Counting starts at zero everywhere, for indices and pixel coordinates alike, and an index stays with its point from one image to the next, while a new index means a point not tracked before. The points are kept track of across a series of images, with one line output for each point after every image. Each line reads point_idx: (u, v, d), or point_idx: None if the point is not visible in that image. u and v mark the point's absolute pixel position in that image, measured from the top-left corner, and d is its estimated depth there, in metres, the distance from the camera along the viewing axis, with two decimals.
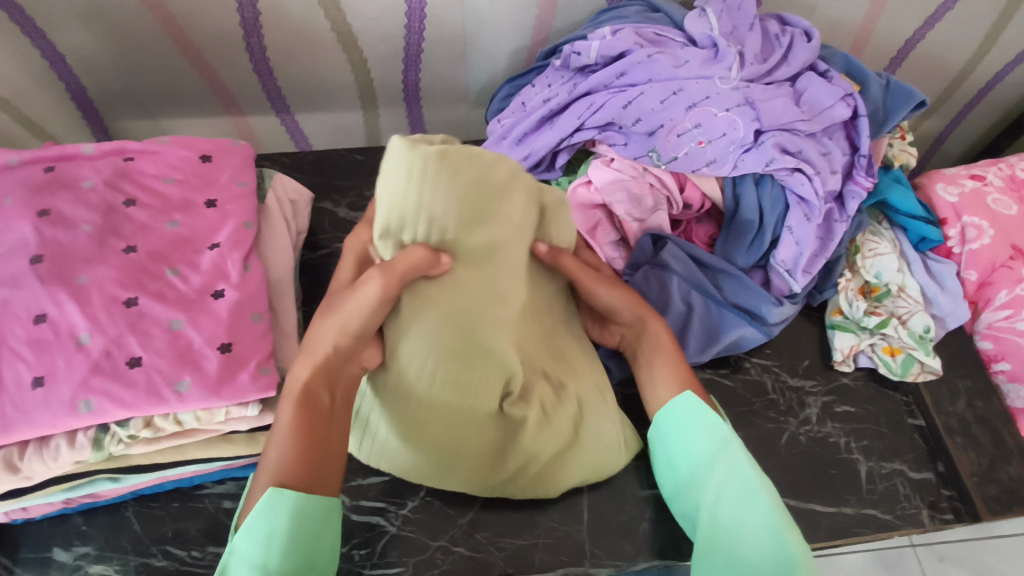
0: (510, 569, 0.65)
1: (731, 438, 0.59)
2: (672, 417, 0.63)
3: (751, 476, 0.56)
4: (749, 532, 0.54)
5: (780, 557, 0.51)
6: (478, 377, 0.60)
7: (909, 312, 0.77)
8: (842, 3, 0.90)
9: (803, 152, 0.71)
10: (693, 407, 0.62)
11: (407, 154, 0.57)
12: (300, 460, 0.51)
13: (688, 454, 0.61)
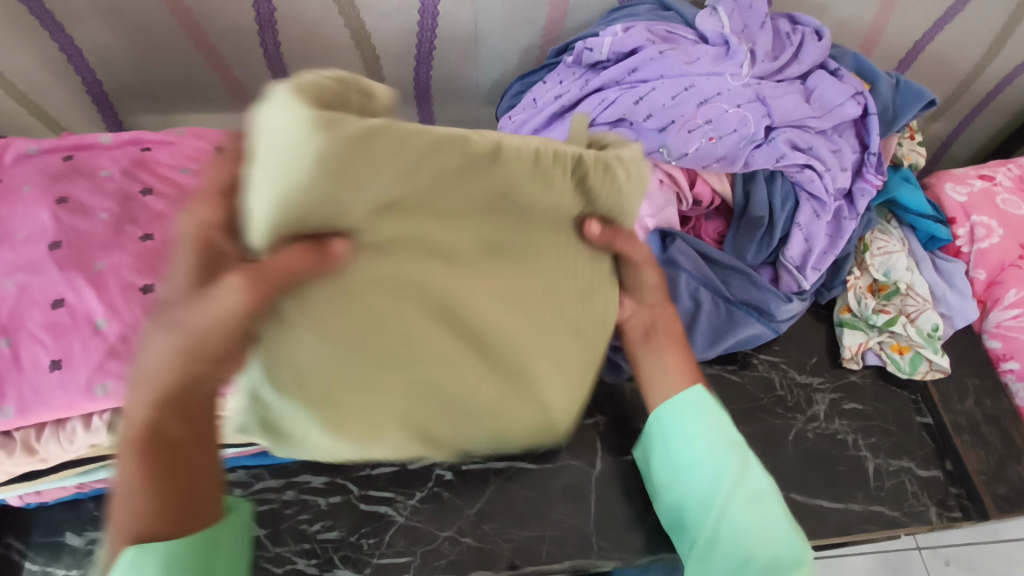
0: (517, 560, 0.66)
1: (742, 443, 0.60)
2: (679, 410, 0.62)
3: (763, 482, 0.58)
4: (758, 534, 0.56)
5: (792, 558, 0.55)
6: (400, 388, 0.49)
7: (918, 310, 0.78)
8: (851, 4, 0.91)
9: (814, 148, 0.73)
10: (701, 403, 0.61)
11: (279, 108, 0.36)
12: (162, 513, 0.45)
13: (692, 451, 0.60)
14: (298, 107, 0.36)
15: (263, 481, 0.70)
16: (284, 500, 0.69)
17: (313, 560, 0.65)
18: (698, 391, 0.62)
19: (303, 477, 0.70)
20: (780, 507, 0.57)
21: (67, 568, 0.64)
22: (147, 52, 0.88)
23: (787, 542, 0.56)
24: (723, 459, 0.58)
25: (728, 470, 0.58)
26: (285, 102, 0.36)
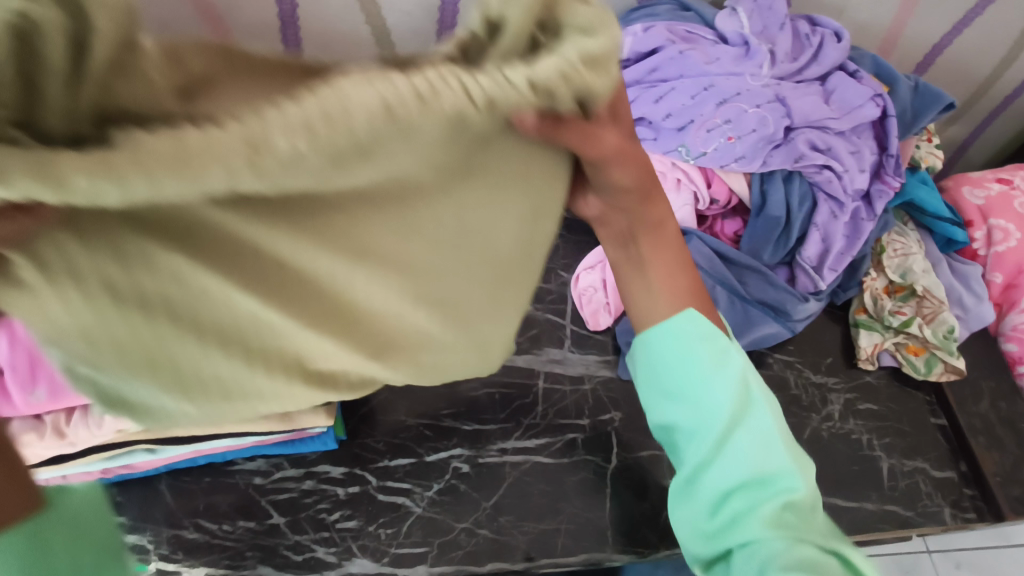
0: (534, 552, 0.67)
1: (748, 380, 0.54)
2: (676, 334, 0.54)
3: (769, 426, 0.53)
4: (761, 484, 0.50)
5: (789, 485, 0.50)
6: (240, 374, 0.39)
7: (934, 312, 0.78)
8: (870, 7, 0.91)
9: (832, 149, 0.74)
10: (702, 326, 0.54)
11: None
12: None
13: (691, 382, 0.53)
14: None
15: (283, 470, 0.71)
16: (303, 489, 0.70)
17: (332, 549, 0.66)
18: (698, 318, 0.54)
19: (322, 467, 0.71)
20: (779, 434, 0.52)
21: None
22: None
23: (786, 469, 0.51)
24: (722, 384, 0.53)
25: (727, 396, 0.52)
26: None
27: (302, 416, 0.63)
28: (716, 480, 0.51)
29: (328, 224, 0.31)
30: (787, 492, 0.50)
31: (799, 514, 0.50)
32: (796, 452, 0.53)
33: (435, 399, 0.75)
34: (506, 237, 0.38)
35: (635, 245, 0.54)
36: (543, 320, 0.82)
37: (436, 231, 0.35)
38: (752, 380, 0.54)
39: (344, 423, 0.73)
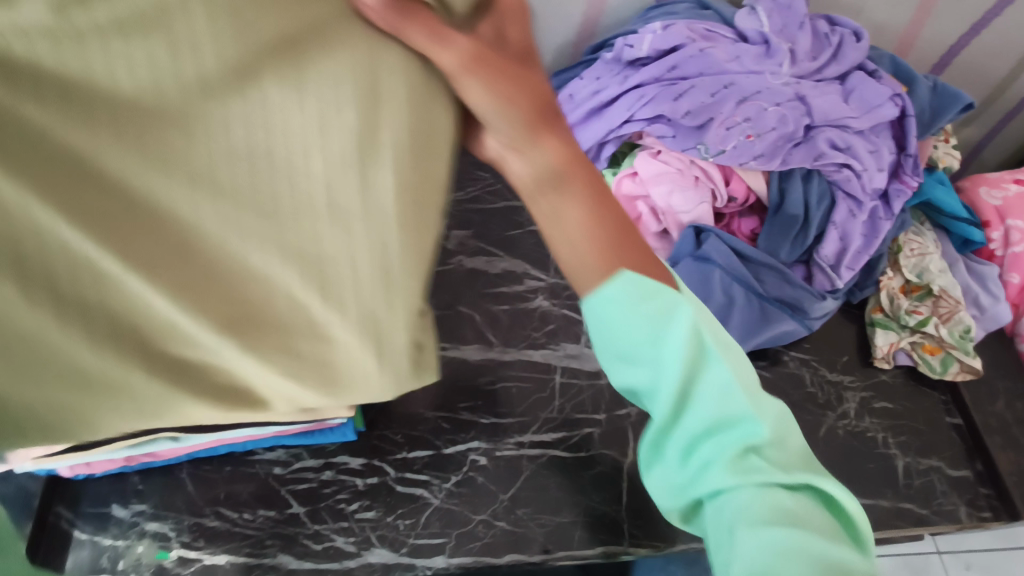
0: (551, 545, 0.67)
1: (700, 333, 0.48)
2: (617, 301, 0.46)
3: (728, 377, 0.48)
4: (730, 438, 0.48)
5: (756, 435, 0.48)
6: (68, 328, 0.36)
7: (950, 312, 0.78)
8: (888, 7, 0.92)
9: (852, 148, 0.74)
10: (644, 284, 0.47)
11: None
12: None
13: (644, 347, 0.48)
14: None
15: (303, 460, 0.71)
16: (322, 480, 0.70)
17: (351, 538, 0.67)
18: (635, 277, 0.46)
19: (341, 458, 0.72)
20: (738, 381, 0.49)
21: (115, 538, 0.66)
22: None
23: (748, 417, 0.48)
24: (674, 346, 0.47)
25: (680, 360, 0.47)
26: None
27: None
28: (678, 444, 0.49)
29: (151, 120, 0.32)
30: (755, 441, 0.48)
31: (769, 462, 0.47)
32: (756, 392, 0.50)
33: (452, 392, 0.76)
34: (372, 169, 0.36)
35: (543, 197, 0.45)
36: (558, 316, 0.83)
37: (285, 151, 0.35)
38: (705, 330, 0.49)
39: (363, 416, 0.73)
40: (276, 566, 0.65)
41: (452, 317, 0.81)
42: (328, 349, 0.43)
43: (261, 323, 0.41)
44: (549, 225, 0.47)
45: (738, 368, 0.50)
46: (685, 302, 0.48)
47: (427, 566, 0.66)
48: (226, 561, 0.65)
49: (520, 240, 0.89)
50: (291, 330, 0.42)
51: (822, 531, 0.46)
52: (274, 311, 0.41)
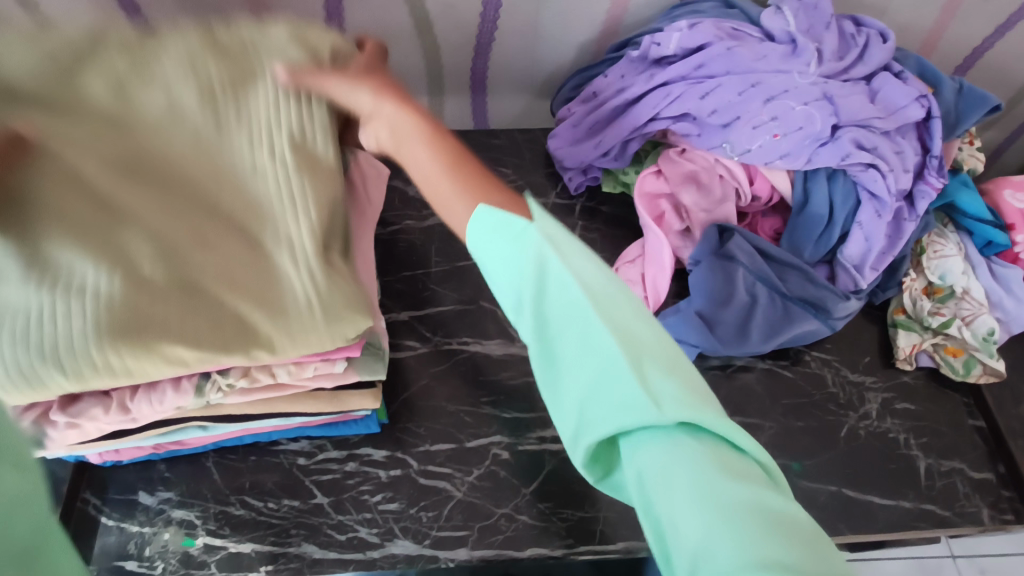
0: (573, 540, 0.68)
1: (550, 255, 0.47)
2: (481, 237, 0.51)
3: (580, 296, 0.46)
4: (596, 366, 0.46)
5: (621, 367, 0.44)
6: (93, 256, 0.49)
7: (973, 313, 0.78)
8: (912, 8, 0.92)
9: (878, 148, 0.73)
10: (498, 214, 0.51)
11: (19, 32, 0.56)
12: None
13: (510, 278, 0.50)
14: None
15: (326, 451, 0.72)
16: (346, 471, 0.71)
17: (374, 530, 0.67)
18: (488, 211, 0.51)
19: (365, 449, 0.72)
20: (593, 307, 0.46)
21: (141, 524, 0.67)
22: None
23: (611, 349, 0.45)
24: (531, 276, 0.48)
25: (533, 291, 0.48)
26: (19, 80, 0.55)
27: (353, 396, 0.64)
28: (565, 387, 0.48)
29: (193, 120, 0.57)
30: (626, 375, 0.44)
31: (645, 394, 0.43)
32: (623, 320, 0.46)
33: (474, 386, 0.76)
34: (306, 134, 0.58)
35: (392, 126, 0.60)
36: None
37: (258, 126, 0.57)
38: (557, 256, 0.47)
39: (386, 408, 0.74)
40: (301, 555, 0.66)
41: (474, 313, 0.81)
42: (254, 274, 0.53)
43: (201, 258, 0.52)
44: (406, 155, 0.59)
45: (605, 294, 0.47)
46: (534, 229, 0.48)
47: (450, 558, 0.66)
48: (251, 550, 0.66)
49: None
50: (226, 267, 0.53)
51: (722, 469, 0.42)
52: (211, 245, 0.53)
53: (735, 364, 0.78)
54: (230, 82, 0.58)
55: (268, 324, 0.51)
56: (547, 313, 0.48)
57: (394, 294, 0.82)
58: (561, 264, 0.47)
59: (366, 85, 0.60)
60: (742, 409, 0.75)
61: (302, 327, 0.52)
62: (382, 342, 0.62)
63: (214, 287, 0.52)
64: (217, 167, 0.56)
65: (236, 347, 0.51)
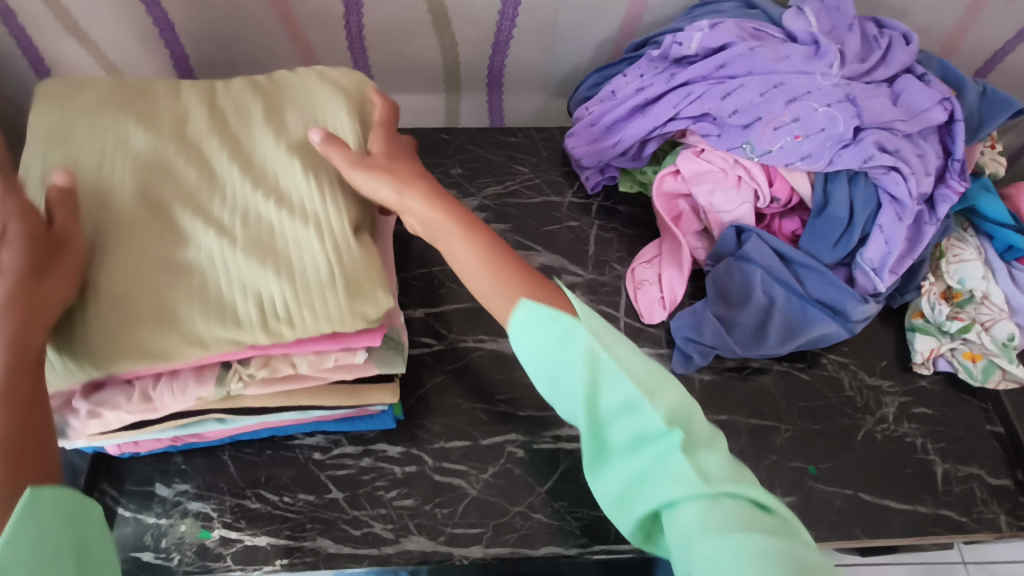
0: (587, 538, 0.68)
1: (602, 352, 0.51)
2: (531, 332, 0.54)
3: (632, 388, 0.51)
4: (648, 452, 0.51)
5: (672, 445, 0.50)
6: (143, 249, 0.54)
7: (992, 319, 0.77)
8: (934, 10, 0.91)
9: (900, 151, 0.73)
10: (542, 310, 0.54)
11: (73, 83, 0.62)
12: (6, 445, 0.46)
13: (560, 368, 0.53)
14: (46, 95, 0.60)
15: (342, 447, 0.72)
16: (361, 466, 0.71)
17: (389, 525, 0.68)
18: (536, 304, 0.54)
19: (380, 445, 0.72)
20: (645, 399, 0.51)
21: (158, 516, 0.68)
22: (226, 32, 0.90)
23: (663, 432, 0.51)
24: (582, 368, 0.52)
25: (585, 384, 0.52)
26: (62, 95, 0.60)
27: (372, 391, 0.64)
28: (621, 470, 0.53)
29: (222, 121, 0.61)
30: (677, 454, 0.50)
31: (695, 471, 0.49)
32: (667, 402, 0.52)
33: (490, 384, 0.76)
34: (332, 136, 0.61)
35: (409, 198, 0.60)
36: (596, 311, 0.81)
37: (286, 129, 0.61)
38: (607, 349, 0.52)
39: (401, 404, 0.74)
40: (316, 549, 0.66)
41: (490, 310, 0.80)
42: (287, 254, 0.55)
43: (243, 241, 0.55)
44: (446, 242, 0.62)
45: (649, 381, 0.53)
46: (583, 327, 0.52)
47: (464, 555, 0.66)
48: (266, 543, 0.66)
49: (558, 235, 0.87)
50: (265, 246, 0.55)
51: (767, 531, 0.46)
52: (249, 227, 0.56)
53: (751, 366, 0.78)
54: (257, 94, 0.63)
55: (307, 302, 0.53)
56: (601, 403, 0.52)
57: (411, 291, 0.82)
58: (612, 358, 0.52)
59: (390, 178, 0.59)
60: (759, 410, 0.75)
61: (334, 301, 0.53)
62: (402, 337, 0.62)
63: (257, 269, 0.54)
64: (238, 155, 0.59)
65: (280, 325, 0.53)
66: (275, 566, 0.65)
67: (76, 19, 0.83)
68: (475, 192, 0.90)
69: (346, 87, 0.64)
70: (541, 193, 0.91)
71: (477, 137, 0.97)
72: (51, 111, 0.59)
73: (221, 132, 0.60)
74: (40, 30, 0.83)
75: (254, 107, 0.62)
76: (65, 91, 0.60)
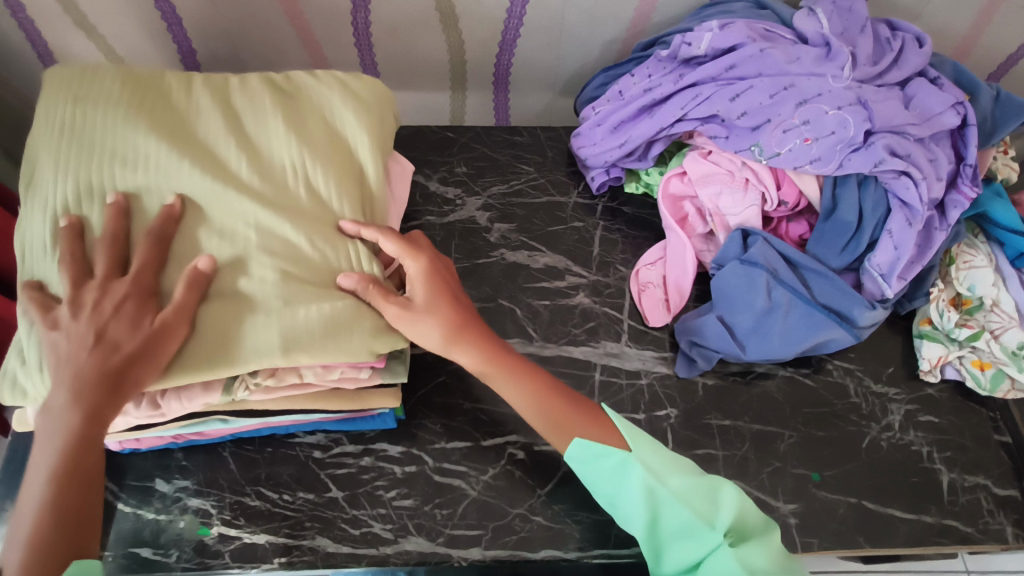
0: (587, 542, 0.67)
1: (652, 476, 0.58)
2: (589, 467, 0.60)
3: (682, 505, 0.57)
4: (700, 560, 0.56)
5: (725, 554, 0.55)
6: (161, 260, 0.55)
7: (1002, 327, 0.76)
8: (947, 11, 0.90)
9: (912, 156, 0.71)
10: (597, 446, 0.60)
11: (79, 68, 0.62)
12: (55, 519, 0.48)
13: (615, 489, 0.59)
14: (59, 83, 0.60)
15: (342, 445, 0.72)
16: (361, 466, 0.70)
17: (388, 525, 0.67)
18: (584, 441, 0.60)
19: (380, 444, 0.72)
20: (698, 515, 0.57)
21: (158, 512, 0.68)
22: (233, 28, 0.90)
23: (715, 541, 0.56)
24: (635, 494, 0.58)
25: (640, 506, 0.58)
26: (74, 84, 0.60)
27: (372, 391, 0.64)
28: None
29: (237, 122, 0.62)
30: (731, 562, 0.54)
31: (741, 565, 0.54)
32: (714, 513, 0.57)
33: (491, 385, 0.76)
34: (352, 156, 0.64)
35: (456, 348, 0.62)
36: (600, 313, 0.80)
37: (302, 135, 0.62)
38: (657, 475, 0.58)
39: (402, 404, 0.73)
40: (314, 548, 0.66)
41: (492, 310, 0.79)
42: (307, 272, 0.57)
43: (271, 274, 0.56)
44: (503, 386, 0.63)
45: (700, 494, 0.58)
46: (635, 459, 0.59)
47: (463, 557, 0.66)
48: (265, 541, 0.66)
49: (562, 235, 0.87)
50: (296, 279, 0.57)
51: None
52: (275, 253, 0.57)
53: (756, 371, 0.77)
54: (275, 95, 0.64)
55: (331, 334, 0.55)
56: (657, 524, 0.58)
57: None
58: (661, 482, 0.58)
59: (438, 324, 0.60)
60: (762, 416, 0.74)
61: (349, 322, 0.56)
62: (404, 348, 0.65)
63: (288, 305, 0.55)
64: (254, 159, 0.61)
65: (300, 352, 0.54)
66: (273, 564, 0.65)
67: (85, 13, 0.83)
68: (480, 192, 0.90)
69: (366, 101, 0.66)
70: (547, 193, 0.91)
71: (483, 136, 0.96)
72: (56, 96, 0.60)
73: (237, 134, 0.62)
74: (48, 22, 0.84)
75: (270, 108, 0.63)
76: (82, 83, 0.60)
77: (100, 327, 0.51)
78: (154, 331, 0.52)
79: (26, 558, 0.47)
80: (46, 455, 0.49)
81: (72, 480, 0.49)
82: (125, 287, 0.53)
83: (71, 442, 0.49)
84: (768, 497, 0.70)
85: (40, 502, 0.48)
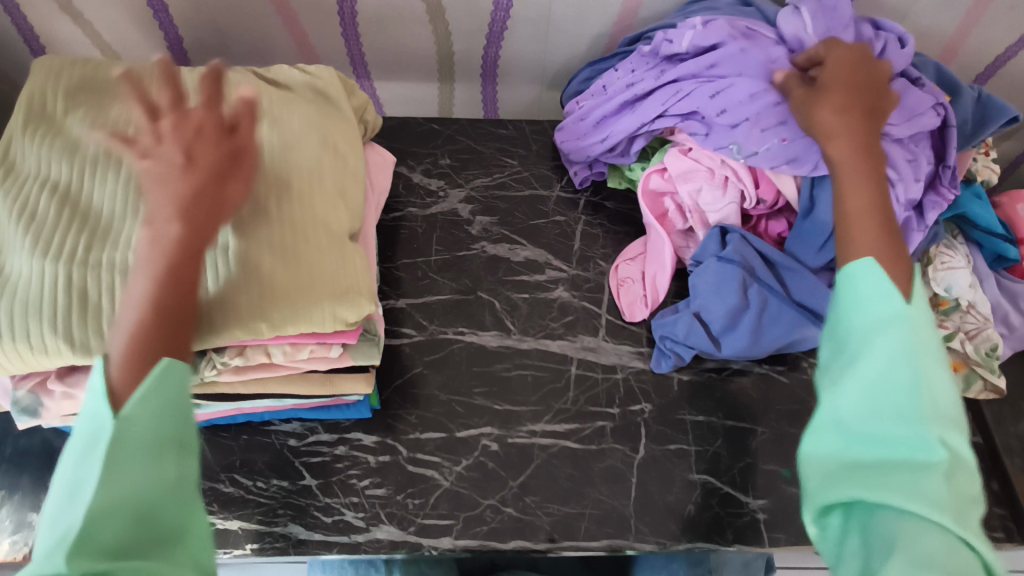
0: (556, 534, 0.67)
1: (910, 336, 0.52)
2: (852, 290, 0.55)
3: (917, 396, 0.50)
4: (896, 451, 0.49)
5: (924, 461, 0.48)
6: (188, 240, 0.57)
7: (977, 329, 0.76)
8: (934, 11, 0.90)
9: (889, 156, 0.72)
10: (881, 286, 0.54)
11: (70, 58, 0.66)
12: (156, 307, 0.51)
13: (858, 319, 0.54)
14: (41, 68, 0.64)
15: (317, 434, 0.72)
16: (335, 454, 0.71)
17: (361, 514, 0.68)
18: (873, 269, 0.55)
19: (355, 434, 0.72)
20: (929, 415, 0.49)
21: None
22: (218, 16, 0.89)
23: (930, 447, 0.48)
24: (881, 345, 0.52)
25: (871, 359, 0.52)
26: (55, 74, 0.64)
27: (344, 381, 0.64)
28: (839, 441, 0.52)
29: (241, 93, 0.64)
30: (927, 478, 0.47)
31: (935, 499, 0.46)
32: (949, 426, 0.49)
33: (467, 377, 0.76)
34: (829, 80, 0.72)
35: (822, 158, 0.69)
36: (579, 307, 0.81)
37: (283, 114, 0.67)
38: (920, 346, 0.51)
39: (379, 393, 0.74)
40: (287, 535, 0.67)
41: (472, 303, 0.80)
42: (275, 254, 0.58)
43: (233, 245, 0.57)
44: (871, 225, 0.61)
45: (944, 411, 0.50)
46: (911, 316, 0.52)
47: (433, 546, 0.66)
48: (238, 527, 0.67)
49: (544, 229, 0.87)
50: (254, 248, 0.58)
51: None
52: (245, 224, 0.59)
53: (731, 367, 0.78)
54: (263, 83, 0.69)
55: (294, 303, 0.57)
56: (882, 381, 0.51)
57: (393, 280, 0.82)
58: (918, 355, 0.51)
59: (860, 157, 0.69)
60: (735, 412, 0.75)
61: (321, 308, 0.57)
62: (379, 329, 0.64)
63: (251, 274, 0.57)
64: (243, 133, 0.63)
65: (259, 322, 0.56)
66: (245, 550, 0.66)
67: None
68: (464, 184, 0.90)
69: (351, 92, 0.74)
70: (530, 186, 0.91)
71: (468, 130, 0.96)
72: (44, 83, 0.64)
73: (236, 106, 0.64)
74: (35, 7, 0.84)
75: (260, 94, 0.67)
76: (76, 76, 0.64)
77: (185, 151, 0.54)
78: (236, 152, 0.57)
79: (130, 342, 0.49)
80: (144, 259, 0.52)
81: (177, 275, 0.52)
82: (194, 114, 0.56)
83: (171, 245, 0.52)
84: (738, 492, 0.71)
85: (143, 296, 0.51)
